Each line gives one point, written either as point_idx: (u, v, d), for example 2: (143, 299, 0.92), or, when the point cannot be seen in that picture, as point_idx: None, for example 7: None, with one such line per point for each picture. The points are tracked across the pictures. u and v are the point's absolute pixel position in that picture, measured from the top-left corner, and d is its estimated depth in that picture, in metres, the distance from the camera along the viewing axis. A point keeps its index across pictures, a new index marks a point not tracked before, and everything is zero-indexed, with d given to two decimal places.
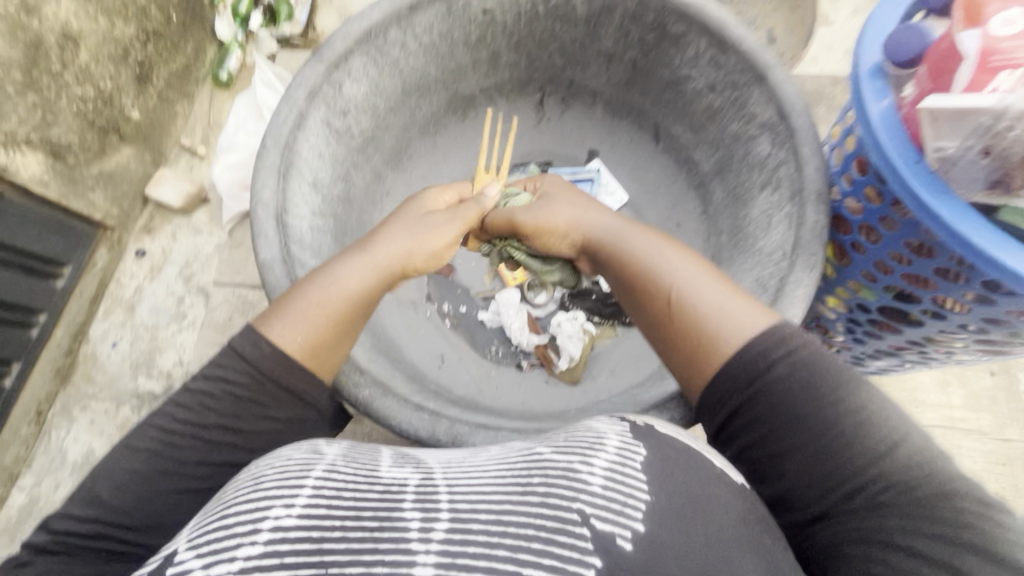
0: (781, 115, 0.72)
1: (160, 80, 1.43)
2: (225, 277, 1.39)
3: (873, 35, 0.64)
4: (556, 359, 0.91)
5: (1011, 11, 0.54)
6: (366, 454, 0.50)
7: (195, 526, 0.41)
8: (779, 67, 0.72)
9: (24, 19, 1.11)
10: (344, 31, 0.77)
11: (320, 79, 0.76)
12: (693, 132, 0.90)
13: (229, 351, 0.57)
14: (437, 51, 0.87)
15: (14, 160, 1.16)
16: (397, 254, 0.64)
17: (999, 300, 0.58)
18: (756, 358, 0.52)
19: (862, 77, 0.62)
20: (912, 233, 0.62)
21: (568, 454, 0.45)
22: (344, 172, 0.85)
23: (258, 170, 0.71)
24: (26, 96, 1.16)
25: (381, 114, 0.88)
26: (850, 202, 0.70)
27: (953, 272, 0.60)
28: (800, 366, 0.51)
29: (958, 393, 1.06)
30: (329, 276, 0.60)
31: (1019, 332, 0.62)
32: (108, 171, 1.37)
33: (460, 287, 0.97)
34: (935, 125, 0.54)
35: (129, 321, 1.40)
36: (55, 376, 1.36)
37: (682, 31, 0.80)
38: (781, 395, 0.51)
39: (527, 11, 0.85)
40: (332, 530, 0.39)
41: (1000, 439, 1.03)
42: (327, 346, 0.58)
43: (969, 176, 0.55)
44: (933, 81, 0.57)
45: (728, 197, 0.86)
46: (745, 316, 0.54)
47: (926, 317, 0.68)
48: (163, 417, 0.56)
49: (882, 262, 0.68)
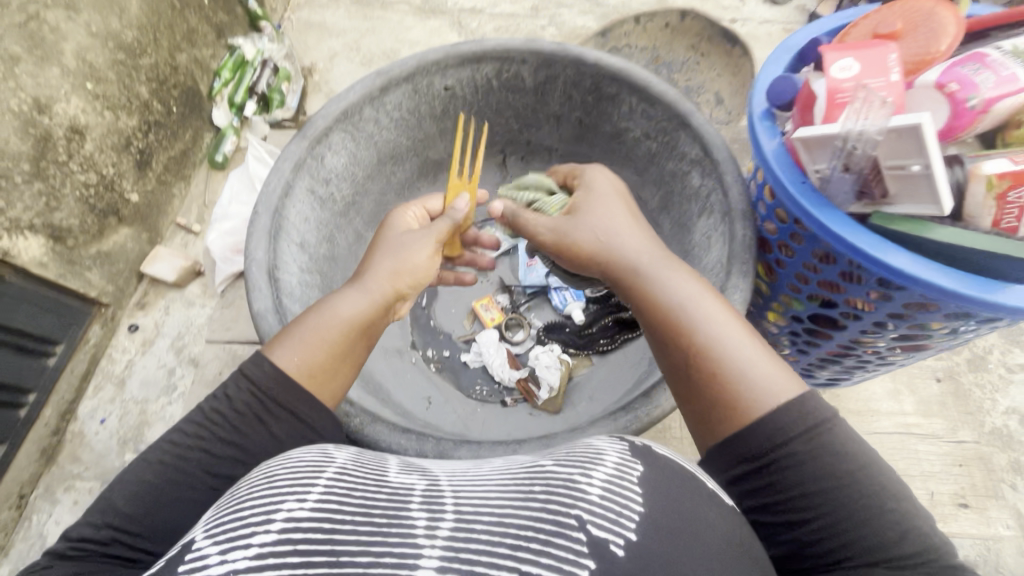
0: (705, 152, 0.80)
1: (159, 165, 1.53)
2: (216, 335, 1.44)
3: (762, 83, 0.71)
4: (536, 391, 0.95)
5: (845, 58, 0.61)
6: (376, 460, 0.50)
7: (211, 518, 0.43)
8: (697, 113, 0.82)
9: (36, 116, 1.22)
10: (325, 111, 0.86)
11: (305, 153, 0.83)
12: (637, 175, 0.99)
13: (238, 374, 0.61)
14: (407, 124, 0.97)
15: (17, 244, 1.22)
16: (386, 277, 0.70)
17: (896, 295, 0.63)
18: (779, 430, 0.51)
19: (755, 118, 0.70)
20: (815, 244, 0.68)
21: (569, 466, 0.46)
22: (328, 233, 0.92)
23: (251, 234, 0.77)
24: (33, 185, 1.24)
25: (360, 181, 0.96)
26: (767, 224, 0.77)
27: (853, 274, 0.66)
28: (822, 440, 0.50)
29: (910, 401, 1.20)
30: (327, 306, 0.66)
31: (923, 324, 0.67)
32: (105, 251, 1.43)
33: (442, 333, 1.04)
34: (810, 151, 0.62)
35: (118, 396, 1.41)
36: (40, 457, 1.34)
37: (615, 90, 0.90)
38: (803, 466, 0.50)
39: (482, 84, 0.96)
40: (343, 523, 0.40)
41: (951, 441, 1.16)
42: (323, 368, 0.62)
43: (842, 189, 0.62)
44: (801, 120, 0.65)
45: (673, 228, 0.92)
46: (771, 383, 0.53)
47: (849, 320, 0.73)
48: (176, 434, 0.58)
49: (801, 273, 0.74)
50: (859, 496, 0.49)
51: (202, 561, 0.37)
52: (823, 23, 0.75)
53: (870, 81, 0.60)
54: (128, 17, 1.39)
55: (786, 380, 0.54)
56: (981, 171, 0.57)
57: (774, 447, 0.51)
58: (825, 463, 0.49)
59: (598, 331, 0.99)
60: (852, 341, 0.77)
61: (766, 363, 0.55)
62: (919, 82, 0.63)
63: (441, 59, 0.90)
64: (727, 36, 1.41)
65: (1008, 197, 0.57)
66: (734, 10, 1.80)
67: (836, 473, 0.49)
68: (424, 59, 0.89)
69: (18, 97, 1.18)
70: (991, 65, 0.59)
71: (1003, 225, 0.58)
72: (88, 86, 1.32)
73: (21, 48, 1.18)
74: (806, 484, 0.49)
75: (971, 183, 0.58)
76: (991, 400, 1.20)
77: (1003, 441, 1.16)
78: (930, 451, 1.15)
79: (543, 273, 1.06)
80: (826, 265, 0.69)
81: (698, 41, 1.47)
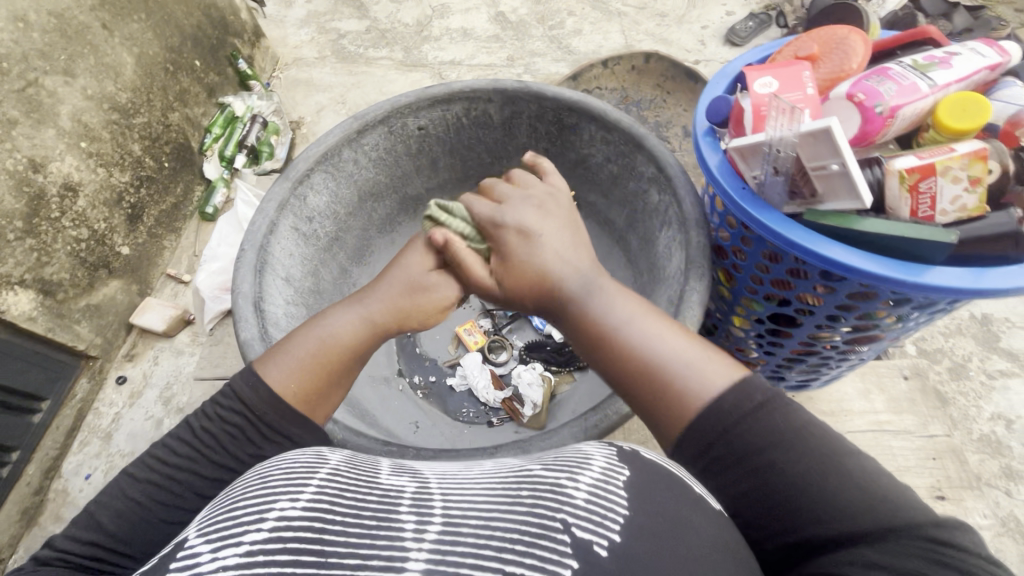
0: (660, 170, 0.85)
1: (150, 219, 1.57)
2: (206, 371, 1.37)
3: (701, 105, 0.77)
4: (521, 409, 0.98)
5: (765, 77, 0.68)
6: (368, 463, 0.52)
7: (204, 518, 0.44)
8: (650, 134, 0.87)
9: (30, 175, 1.26)
10: (305, 154, 0.91)
11: (287, 194, 0.88)
12: (604, 197, 1.04)
13: (228, 393, 0.63)
14: (384, 163, 1.02)
15: (6, 299, 1.23)
16: (390, 310, 0.67)
17: (838, 286, 0.68)
18: (711, 425, 0.50)
19: (698, 136, 0.75)
20: (763, 246, 0.74)
21: (557, 471, 0.47)
22: (313, 268, 0.95)
23: (238, 267, 0.80)
24: (25, 241, 1.26)
25: (342, 218, 1.01)
26: (721, 232, 0.83)
27: (799, 270, 0.71)
28: (766, 430, 0.48)
29: (880, 399, 1.09)
30: (325, 328, 0.65)
31: (868, 314, 0.72)
32: (95, 303, 1.43)
33: (428, 359, 1.08)
34: (745, 160, 0.66)
35: (104, 450, 1.38)
36: (21, 519, 1.29)
37: (574, 121, 0.96)
38: (750, 458, 0.48)
39: (453, 122, 1.02)
40: (333, 523, 0.41)
41: (926, 435, 1.04)
42: (317, 395, 0.63)
43: (776, 192, 0.66)
44: (736, 134, 0.70)
45: (641, 244, 0.97)
46: (695, 380, 0.52)
47: (804, 316, 0.77)
48: (162, 448, 0.60)
49: (755, 274, 0.80)
50: (820, 484, 0.46)
51: (194, 559, 0.39)
52: (747, 55, 0.82)
53: (788, 95, 0.66)
54: (123, 81, 1.46)
55: (718, 373, 0.53)
56: (893, 167, 0.63)
57: (712, 443, 0.50)
58: (776, 454, 0.48)
59: None
60: (810, 338, 0.82)
61: (695, 356, 0.54)
62: (834, 95, 0.68)
63: (413, 101, 0.96)
64: (690, 75, 1.51)
65: (920, 188, 0.62)
66: (695, 53, 1.93)
67: (790, 464, 0.47)
68: (396, 103, 0.95)
69: (14, 157, 1.22)
70: (893, 77, 0.65)
71: (920, 214, 0.63)
72: (82, 144, 1.37)
73: (19, 112, 1.23)
74: (757, 476, 0.48)
75: (887, 178, 0.64)
76: (975, 407, 1.22)
77: (992, 447, 1.17)
78: (904, 447, 1.03)
79: None
80: (773, 264, 0.74)
81: (663, 80, 1.56)
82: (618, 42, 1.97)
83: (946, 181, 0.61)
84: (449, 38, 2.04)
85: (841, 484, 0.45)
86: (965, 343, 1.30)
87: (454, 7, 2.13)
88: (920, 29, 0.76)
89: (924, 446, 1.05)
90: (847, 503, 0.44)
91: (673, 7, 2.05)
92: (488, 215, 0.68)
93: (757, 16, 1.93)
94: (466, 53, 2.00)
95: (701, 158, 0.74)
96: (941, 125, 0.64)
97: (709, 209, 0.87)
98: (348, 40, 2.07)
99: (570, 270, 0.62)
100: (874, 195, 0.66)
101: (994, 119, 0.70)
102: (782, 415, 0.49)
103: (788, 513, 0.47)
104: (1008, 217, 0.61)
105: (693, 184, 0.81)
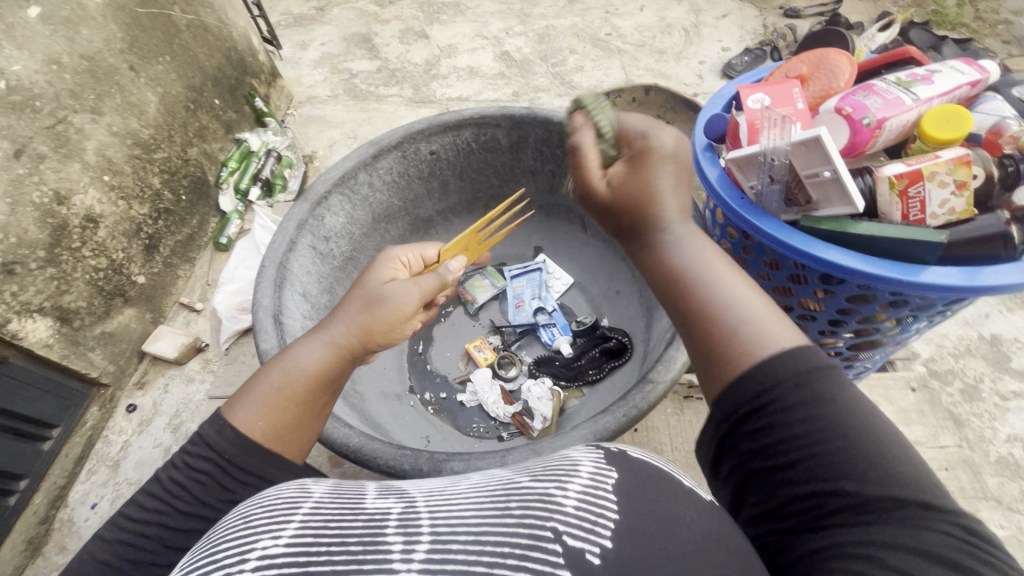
0: None
1: (166, 249, 1.61)
2: (218, 390, 1.43)
3: (700, 122, 0.81)
4: (531, 422, 0.99)
5: (758, 93, 0.72)
6: (353, 487, 0.49)
7: (186, 563, 0.42)
8: None
9: (54, 207, 1.31)
10: (324, 178, 0.95)
11: (307, 214, 0.91)
12: None
13: (196, 441, 0.60)
14: (398, 186, 1.07)
15: (25, 327, 1.26)
16: (352, 329, 0.68)
17: (838, 290, 0.71)
18: (773, 376, 0.47)
19: (698, 152, 0.78)
20: (763, 254, 0.77)
21: (545, 481, 0.46)
22: (329, 285, 0.98)
23: (258, 283, 0.83)
24: (46, 270, 1.30)
25: (357, 239, 1.04)
26: (723, 243, 0.87)
27: (799, 275, 0.74)
28: (824, 386, 0.46)
29: (889, 411, 1.09)
30: (289, 359, 0.64)
31: (868, 318, 0.74)
32: (109, 331, 1.46)
33: (439, 375, 1.11)
34: (742, 170, 0.69)
35: (111, 479, 1.36)
36: (25, 550, 1.27)
37: None
38: (805, 407, 0.45)
39: (463, 147, 1.07)
40: (318, 556, 0.39)
41: (936, 447, 1.03)
42: (288, 427, 0.62)
43: (771, 201, 0.68)
44: (733, 148, 0.74)
45: None
46: (769, 334, 0.49)
47: (807, 322, 0.80)
48: (132, 506, 0.58)
49: (757, 282, 0.83)
50: (870, 448, 0.44)
51: None
52: (741, 77, 0.86)
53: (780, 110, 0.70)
54: (146, 118, 1.53)
55: (788, 334, 0.49)
56: (883, 173, 0.65)
57: (773, 389, 0.47)
58: (831, 410, 0.45)
59: (587, 362, 1.03)
60: (815, 344, 0.84)
61: (767, 316, 0.51)
62: (823, 110, 0.72)
63: (425, 128, 1.01)
64: (689, 106, 1.56)
65: (909, 193, 0.64)
66: (694, 86, 2.00)
67: (843, 424, 0.44)
68: (410, 129, 1.00)
69: (40, 190, 1.28)
70: (878, 92, 0.69)
71: (911, 218, 0.65)
72: (105, 178, 1.43)
73: (48, 147, 1.29)
74: (806, 429, 0.45)
75: (878, 184, 0.66)
76: (991, 428, 1.20)
77: (1012, 469, 1.14)
78: None
79: (531, 311, 1.14)
80: (775, 271, 0.77)
81: (663, 111, 1.62)
82: (619, 77, 2.05)
83: (934, 185, 0.63)
84: (456, 75, 2.14)
85: (889, 454, 0.44)
86: (976, 363, 1.29)
87: (460, 47, 2.24)
88: (901, 50, 0.81)
89: (936, 457, 1.05)
90: (892, 474, 0.43)
91: (670, 44, 2.14)
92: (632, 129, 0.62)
93: (751, 51, 2.01)
94: (473, 90, 2.08)
95: (701, 172, 0.77)
96: (927, 135, 0.67)
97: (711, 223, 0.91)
98: (360, 79, 2.17)
99: (664, 206, 0.57)
100: (867, 201, 0.68)
101: (977, 129, 0.73)
102: (841, 379, 0.46)
103: (823, 473, 0.44)
104: (995, 219, 0.64)
105: (695, 200, 0.84)
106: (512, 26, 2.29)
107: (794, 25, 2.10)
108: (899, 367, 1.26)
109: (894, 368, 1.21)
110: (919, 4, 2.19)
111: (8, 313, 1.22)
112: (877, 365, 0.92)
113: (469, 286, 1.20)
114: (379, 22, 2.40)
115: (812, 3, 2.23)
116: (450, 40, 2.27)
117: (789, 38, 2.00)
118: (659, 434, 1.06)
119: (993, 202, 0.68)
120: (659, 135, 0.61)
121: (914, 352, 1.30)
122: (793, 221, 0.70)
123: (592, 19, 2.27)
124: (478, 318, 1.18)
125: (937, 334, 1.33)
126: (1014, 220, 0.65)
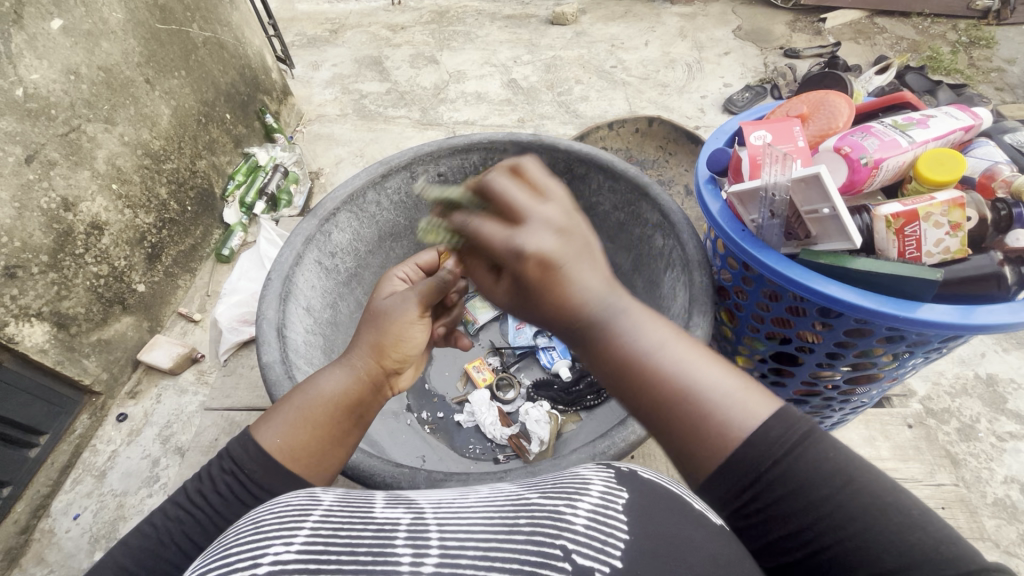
0: (666, 218, 0.90)
1: (169, 259, 1.62)
2: (215, 402, 1.34)
3: (704, 156, 0.84)
4: (528, 446, 1.00)
5: (760, 130, 0.74)
6: (361, 497, 0.48)
7: (198, 563, 0.41)
8: (655, 183, 0.93)
9: (61, 213, 1.31)
10: (332, 196, 0.97)
11: (314, 229, 0.93)
12: (610, 242, 1.09)
13: (223, 454, 0.61)
14: (405, 206, 1.09)
15: (22, 331, 1.25)
16: (370, 354, 0.66)
17: (836, 323, 0.72)
18: (752, 461, 0.45)
19: (701, 184, 0.81)
20: (763, 285, 0.78)
21: (555, 499, 0.46)
22: (332, 300, 0.98)
23: (263, 297, 0.83)
24: (47, 275, 1.29)
25: (361, 255, 1.05)
26: (723, 273, 0.89)
27: (798, 308, 0.75)
28: (815, 462, 0.44)
29: (885, 446, 1.09)
30: (312, 383, 0.64)
31: (864, 352, 0.75)
32: (106, 338, 1.45)
33: (437, 395, 1.11)
34: (744, 205, 0.71)
35: (96, 490, 1.32)
36: (2, 560, 1.22)
37: (584, 171, 1.03)
38: (799, 493, 0.44)
39: (470, 170, 1.09)
40: (328, 563, 0.38)
41: (933, 484, 1.03)
42: (307, 450, 0.60)
43: (773, 235, 0.69)
44: (735, 181, 0.76)
45: (647, 286, 1.00)
46: (734, 411, 0.46)
47: (805, 354, 0.81)
48: (158, 516, 0.58)
49: (756, 313, 0.84)
50: (873, 513, 0.43)
51: None
52: (743, 113, 0.90)
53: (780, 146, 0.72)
54: (157, 129, 1.56)
55: (753, 401, 0.46)
56: (880, 212, 0.67)
57: (759, 476, 0.45)
58: (828, 487, 0.44)
59: (585, 388, 1.04)
60: (811, 377, 0.84)
61: (732, 386, 0.47)
62: (822, 148, 0.74)
63: (433, 151, 1.04)
64: (692, 138, 1.60)
65: (905, 231, 0.66)
66: (695, 119, 2.05)
67: (838, 502, 0.44)
68: (419, 152, 1.03)
69: (49, 196, 1.29)
70: (876, 133, 0.71)
71: (907, 255, 0.67)
72: (113, 186, 1.44)
73: (60, 155, 1.30)
74: (809, 512, 0.44)
75: (875, 222, 0.68)
76: (988, 470, 1.19)
77: (1009, 512, 1.12)
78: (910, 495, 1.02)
79: (531, 334, 1.16)
80: (773, 303, 0.78)
81: (665, 143, 1.66)
82: (623, 108, 2.10)
83: (929, 225, 0.65)
84: (463, 100, 2.18)
85: (901, 521, 0.42)
86: (972, 403, 1.29)
87: (469, 73, 2.30)
88: (897, 94, 0.84)
89: (934, 495, 1.04)
90: (918, 543, 0.41)
91: (673, 78, 2.20)
92: (497, 241, 0.49)
93: (751, 88, 2.06)
94: (480, 114, 2.12)
95: (704, 204, 0.79)
96: (921, 176, 0.69)
97: (713, 253, 0.92)
98: (369, 100, 2.22)
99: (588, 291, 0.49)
100: (864, 237, 0.70)
101: (971, 172, 0.76)
102: (825, 451, 0.45)
103: (842, 553, 0.43)
104: (988, 259, 0.65)
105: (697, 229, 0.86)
106: (520, 55, 2.36)
107: (793, 65, 2.17)
108: (897, 404, 1.26)
109: (891, 405, 1.21)
110: (914, 50, 2.27)
111: (7, 317, 1.21)
112: (872, 401, 0.93)
113: (470, 306, 1.23)
114: (391, 46, 2.46)
115: (811, 44, 2.30)
116: (460, 66, 2.33)
117: (789, 77, 2.06)
118: (657, 462, 1.05)
119: (987, 243, 0.70)
120: (552, 222, 0.48)
121: (911, 390, 1.30)
122: (793, 254, 0.71)
123: (598, 52, 2.34)
124: (477, 338, 1.20)
125: (933, 371, 1.33)
126: (1007, 261, 0.66)
